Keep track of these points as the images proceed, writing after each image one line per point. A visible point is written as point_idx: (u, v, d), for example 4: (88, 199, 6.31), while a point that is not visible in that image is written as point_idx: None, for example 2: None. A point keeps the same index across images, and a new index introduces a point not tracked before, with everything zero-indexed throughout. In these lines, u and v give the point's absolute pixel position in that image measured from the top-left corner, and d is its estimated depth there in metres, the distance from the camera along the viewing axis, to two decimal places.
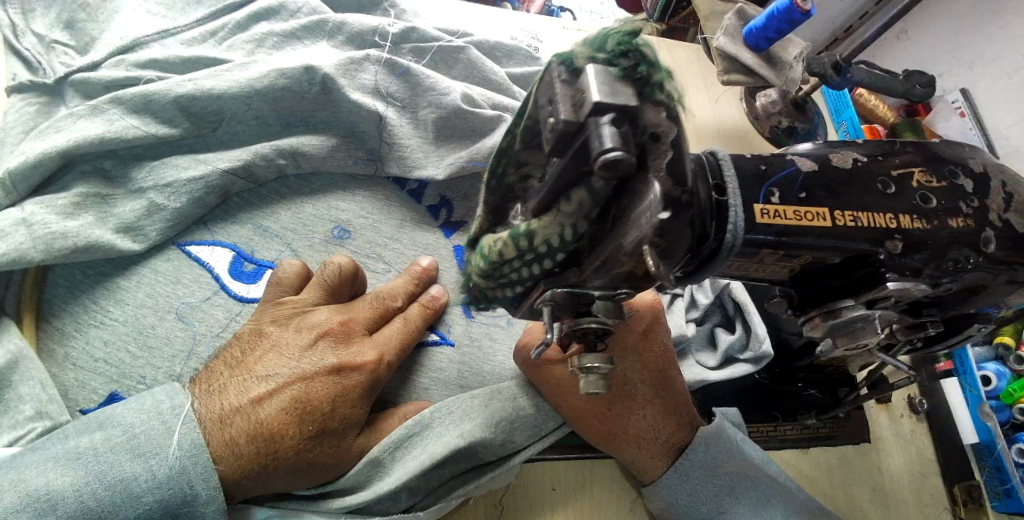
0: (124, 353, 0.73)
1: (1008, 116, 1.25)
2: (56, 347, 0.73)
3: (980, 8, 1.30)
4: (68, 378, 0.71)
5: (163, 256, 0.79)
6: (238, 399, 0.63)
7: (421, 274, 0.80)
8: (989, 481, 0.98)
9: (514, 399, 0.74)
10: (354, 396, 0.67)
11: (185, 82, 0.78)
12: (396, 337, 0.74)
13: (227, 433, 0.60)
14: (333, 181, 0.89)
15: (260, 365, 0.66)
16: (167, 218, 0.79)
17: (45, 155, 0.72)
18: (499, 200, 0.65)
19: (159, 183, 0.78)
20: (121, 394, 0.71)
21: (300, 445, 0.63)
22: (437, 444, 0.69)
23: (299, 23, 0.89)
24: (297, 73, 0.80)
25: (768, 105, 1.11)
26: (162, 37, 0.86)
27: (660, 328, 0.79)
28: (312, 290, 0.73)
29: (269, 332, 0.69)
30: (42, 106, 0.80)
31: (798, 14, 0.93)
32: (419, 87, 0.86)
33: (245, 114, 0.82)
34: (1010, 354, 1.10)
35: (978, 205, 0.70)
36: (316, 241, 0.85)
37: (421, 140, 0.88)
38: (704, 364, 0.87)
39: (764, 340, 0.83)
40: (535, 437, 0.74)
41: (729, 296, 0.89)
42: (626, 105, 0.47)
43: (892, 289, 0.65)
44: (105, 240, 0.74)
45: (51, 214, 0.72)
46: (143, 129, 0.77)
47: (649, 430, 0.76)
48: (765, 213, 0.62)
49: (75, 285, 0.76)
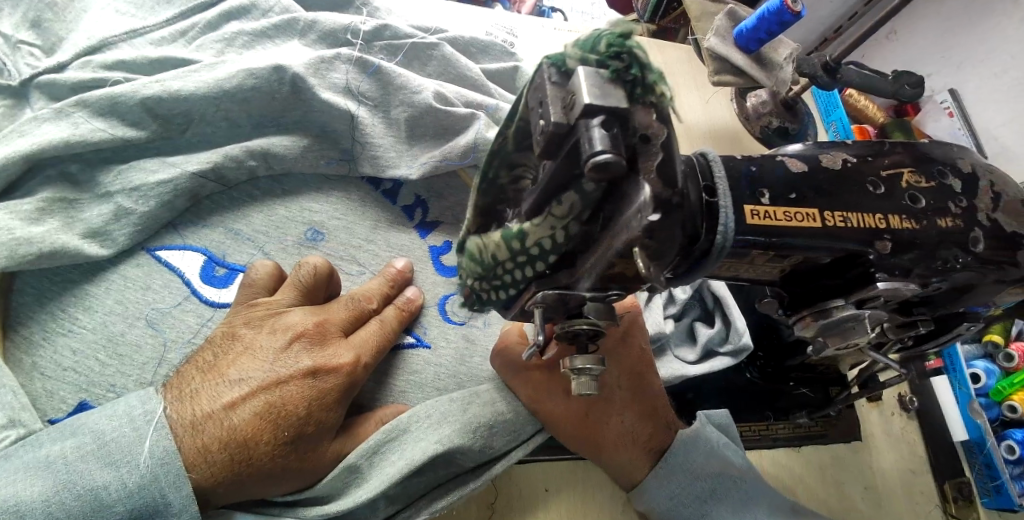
0: (93, 362, 0.72)
1: (998, 115, 1.27)
2: (24, 358, 0.72)
3: (968, 9, 1.31)
4: (36, 388, 0.70)
5: (132, 262, 0.78)
6: (210, 405, 0.61)
7: (396, 276, 0.80)
8: (979, 478, 0.99)
9: (493, 404, 0.73)
10: (330, 399, 0.66)
11: (152, 83, 0.77)
12: (372, 339, 0.73)
13: (200, 440, 0.59)
14: (306, 182, 0.88)
15: (232, 369, 0.64)
16: (135, 223, 0.77)
17: (9, 159, 0.72)
18: (489, 201, 0.65)
19: (126, 187, 0.77)
20: (90, 403, 0.70)
21: (275, 451, 0.62)
22: (414, 449, 0.68)
23: (270, 22, 0.88)
24: (267, 74, 0.80)
25: (758, 105, 1.11)
26: (131, 38, 0.84)
27: (638, 331, 0.80)
28: (288, 291, 0.71)
29: (242, 334, 0.67)
30: (7, 109, 0.79)
31: (789, 15, 0.93)
32: (391, 85, 0.86)
33: (215, 116, 0.81)
34: (999, 352, 1.12)
35: (966, 205, 0.70)
36: (289, 244, 0.84)
37: (395, 139, 0.87)
38: (684, 359, 0.86)
39: (744, 333, 0.82)
40: (514, 442, 0.73)
41: (708, 291, 0.89)
42: (616, 107, 0.47)
43: (882, 289, 0.65)
44: (72, 246, 0.73)
45: (15, 219, 0.71)
46: (110, 132, 0.76)
47: (630, 434, 0.75)
48: (756, 214, 0.62)
49: (43, 292, 0.74)
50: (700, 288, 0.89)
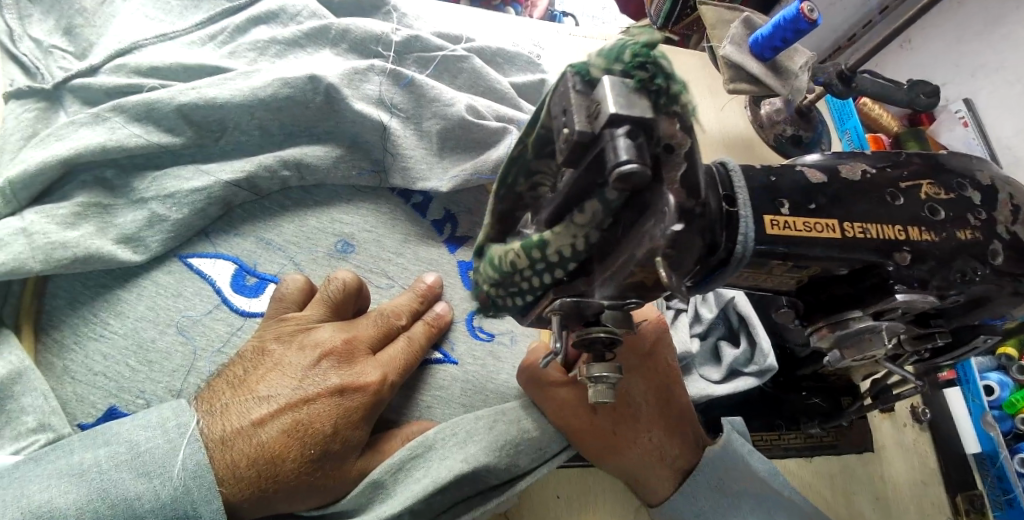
0: (123, 367, 0.72)
1: (1009, 125, 1.26)
2: (55, 361, 0.72)
3: (982, 18, 1.31)
4: (67, 392, 0.70)
5: (164, 268, 0.79)
6: (239, 420, 0.62)
7: (426, 292, 0.80)
8: (992, 491, 0.98)
9: (519, 421, 0.73)
10: (356, 418, 0.66)
11: (188, 90, 0.77)
12: (400, 358, 0.73)
13: (229, 455, 0.60)
14: (338, 194, 0.89)
15: (262, 385, 0.65)
16: (168, 230, 0.78)
17: (46, 164, 0.72)
18: (507, 207, 0.65)
19: (161, 193, 0.77)
20: (120, 409, 0.70)
21: (302, 469, 0.62)
22: (439, 467, 0.68)
23: (301, 30, 0.88)
24: (300, 83, 0.80)
25: (773, 112, 1.12)
26: (162, 42, 0.85)
27: (665, 348, 0.80)
28: (316, 307, 0.72)
29: (272, 350, 0.68)
30: (41, 112, 0.79)
31: (804, 23, 0.93)
32: (423, 98, 0.86)
33: (248, 124, 0.81)
34: (1012, 364, 1.12)
35: (985, 217, 0.70)
36: (320, 255, 0.84)
37: (426, 151, 0.87)
38: (708, 378, 0.87)
39: (768, 354, 0.82)
40: (540, 460, 0.73)
41: (734, 310, 0.88)
42: (641, 116, 0.47)
43: (900, 301, 0.65)
44: (106, 251, 0.74)
45: (51, 224, 0.71)
46: (146, 138, 0.76)
47: (657, 452, 0.74)
48: (775, 223, 0.62)
49: (75, 296, 0.75)
50: (724, 308, 0.88)
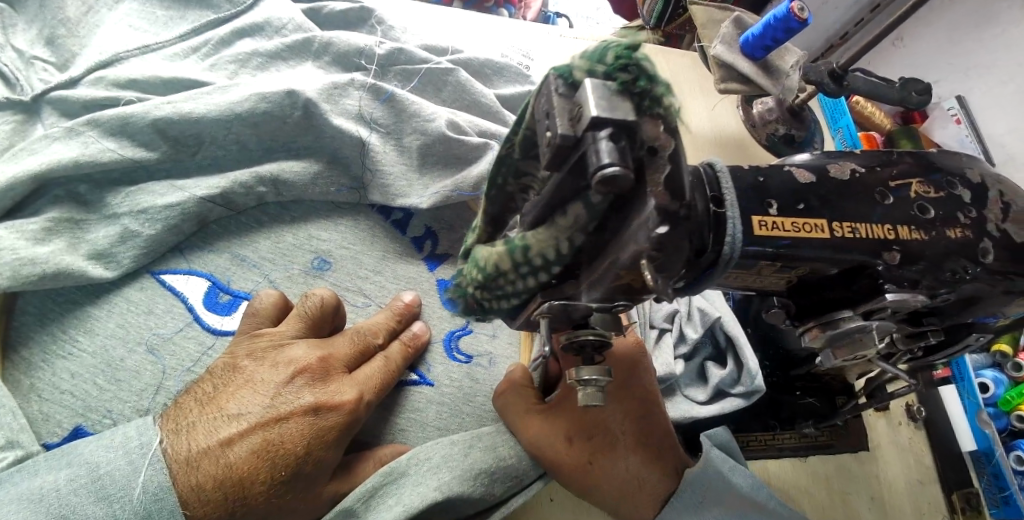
0: (91, 386, 0.72)
1: (1003, 123, 1.26)
2: (22, 379, 0.72)
3: (972, 16, 1.31)
4: (34, 410, 0.70)
5: (136, 285, 0.79)
6: (206, 440, 0.61)
7: (404, 311, 0.80)
8: (988, 489, 0.98)
9: (494, 449, 0.73)
10: (330, 437, 0.66)
11: (164, 104, 0.78)
12: (376, 376, 0.72)
13: (194, 477, 0.59)
14: (315, 209, 0.88)
15: (231, 403, 0.64)
16: (140, 246, 0.77)
17: (17, 179, 0.72)
18: (495, 211, 0.65)
19: (134, 209, 0.77)
20: (86, 429, 0.70)
21: (270, 490, 0.62)
22: (411, 494, 0.68)
23: (284, 43, 0.89)
24: (278, 98, 0.80)
25: (764, 111, 1.12)
26: (144, 53, 0.85)
27: (645, 368, 0.79)
28: (292, 323, 0.72)
29: (244, 367, 0.68)
30: (18, 124, 0.79)
31: (795, 22, 0.93)
32: (404, 113, 0.86)
33: (226, 139, 0.82)
34: (1007, 361, 1.11)
35: (976, 215, 0.70)
36: (296, 272, 0.84)
37: (406, 167, 0.87)
38: (694, 399, 0.86)
39: (756, 375, 0.80)
40: (517, 488, 0.73)
41: (721, 330, 0.87)
42: (623, 120, 0.46)
43: (891, 300, 0.64)
44: (76, 267, 0.73)
45: (20, 239, 0.71)
46: (119, 152, 0.77)
47: (636, 480, 0.73)
48: (763, 224, 0.61)
49: (44, 313, 0.75)
50: (711, 327, 0.87)
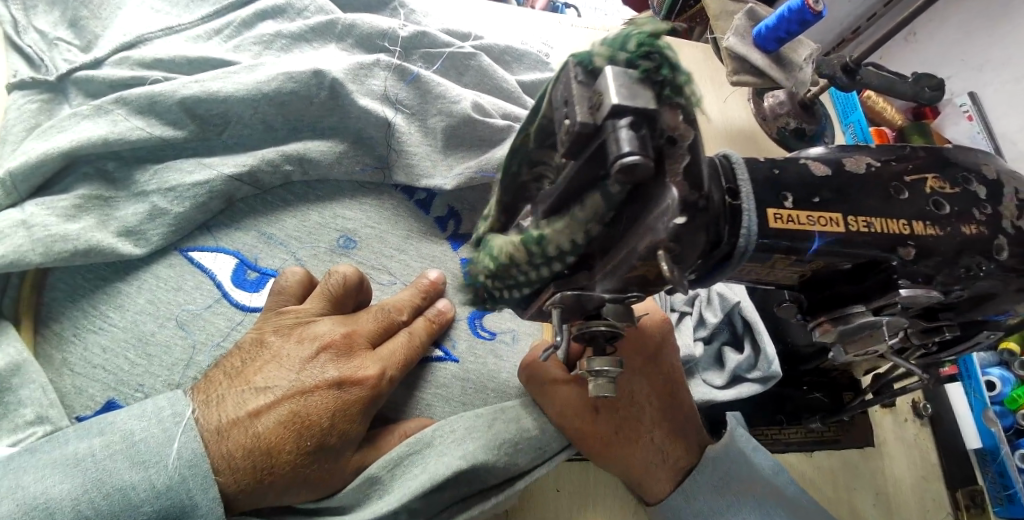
0: (123, 361, 0.72)
1: (1015, 120, 1.25)
2: (54, 354, 0.72)
3: (986, 12, 1.30)
4: (66, 384, 0.70)
5: (165, 262, 0.78)
6: (235, 411, 0.61)
7: (428, 288, 0.80)
8: (992, 487, 0.98)
9: (518, 421, 0.73)
10: (355, 411, 0.66)
11: (192, 83, 0.77)
12: (399, 352, 0.72)
13: (225, 445, 0.60)
14: (341, 189, 0.88)
15: (258, 376, 0.64)
16: (170, 223, 0.77)
17: (47, 156, 0.72)
18: (508, 199, 0.64)
19: (163, 187, 0.77)
20: (118, 402, 0.70)
21: (297, 461, 0.62)
22: (436, 463, 0.68)
23: (307, 24, 0.88)
24: (305, 78, 0.80)
25: (775, 105, 1.11)
26: (167, 35, 0.85)
27: (670, 348, 0.79)
28: (317, 300, 0.72)
29: (270, 342, 0.68)
30: (44, 104, 0.78)
31: (810, 15, 0.92)
32: (429, 94, 0.86)
33: (251, 118, 0.81)
34: (1014, 360, 1.12)
35: (991, 212, 0.69)
36: (322, 251, 0.84)
37: (430, 148, 0.87)
38: (711, 384, 0.85)
39: (773, 360, 0.80)
40: (540, 459, 0.73)
41: (738, 315, 0.86)
42: (644, 108, 0.46)
43: (904, 296, 0.65)
44: (106, 244, 0.73)
45: (51, 216, 0.71)
46: (148, 131, 0.76)
47: (657, 455, 0.75)
48: (778, 217, 0.61)
49: (75, 289, 0.75)
50: (729, 312, 0.86)
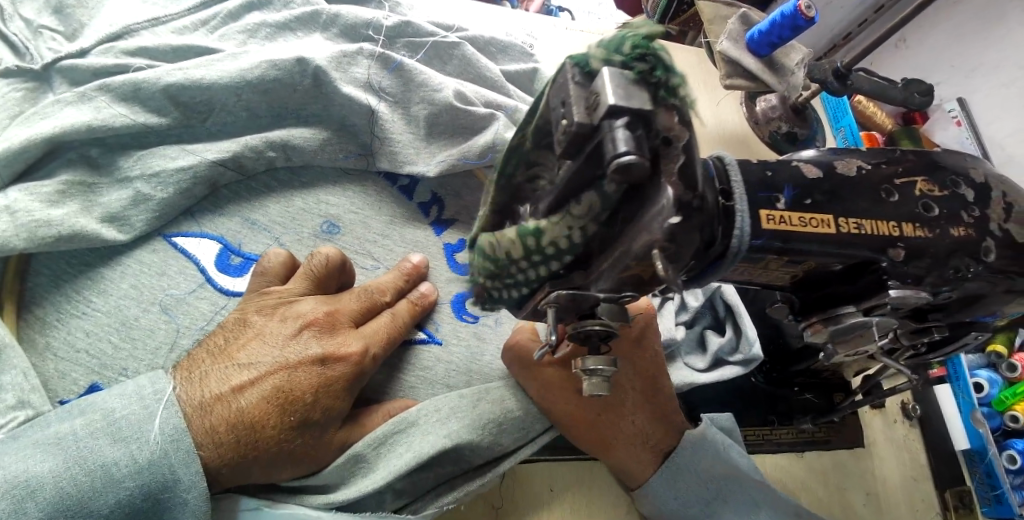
0: (106, 345, 0.72)
1: (1006, 125, 1.27)
2: (37, 338, 0.71)
3: (978, 17, 1.32)
4: (49, 369, 0.69)
5: (148, 247, 0.78)
6: (218, 387, 0.61)
7: (411, 271, 0.79)
8: (980, 487, 1.00)
9: (502, 401, 0.73)
10: (338, 387, 0.66)
11: (175, 70, 0.77)
12: (382, 331, 0.72)
13: (207, 420, 0.59)
14: (325, 175, 0.88)
15: (242, 354, 0.64)
16: (153, 209, 0.77)
17: (31, 142, 0.71)
18: (504, 199, 0.64)
19: (146, 172, 0.76)
20: (101, 386, 0.70)
21: (281, 435, 0.62)
22: (421, 442, 0.68)
23: (293, 15, 0.88)
24: (289, 65, 0.79)
25: (767, 109, 1.11)
26: (153, 26, 0.84)
27: (653, 333, 0.78)
28: (299, 280, 0.71)
29: (253, 321, 0.68)
30: (29, 92, 0.77)
31: (802, 20, 0.94)
32: (412, 82, 0.85)
33: (235, 105, 0.81)
34: (1002, 361, 1.13)
35: (979, 214, 0.70)
36: (305, 236, 0.84)
37: (413, 136, 0.87)
38: (694, 366, 0.84)
39: (754, 342, 0.81)
40: (525, 439, 0.73)
41: (720, 299, 0.88)
42: (640, 108, 0.46)
43: (895, 297, 0.65)
44: (90, 230, 0.73)
45: (35, 202, 0.70)
46: (132, 118, 0.76)
47: (639, 435, 0.75)
48: (771, 218, 0.62)
49: (58, 274, 0.74)
50: (711, 296, 0.88)
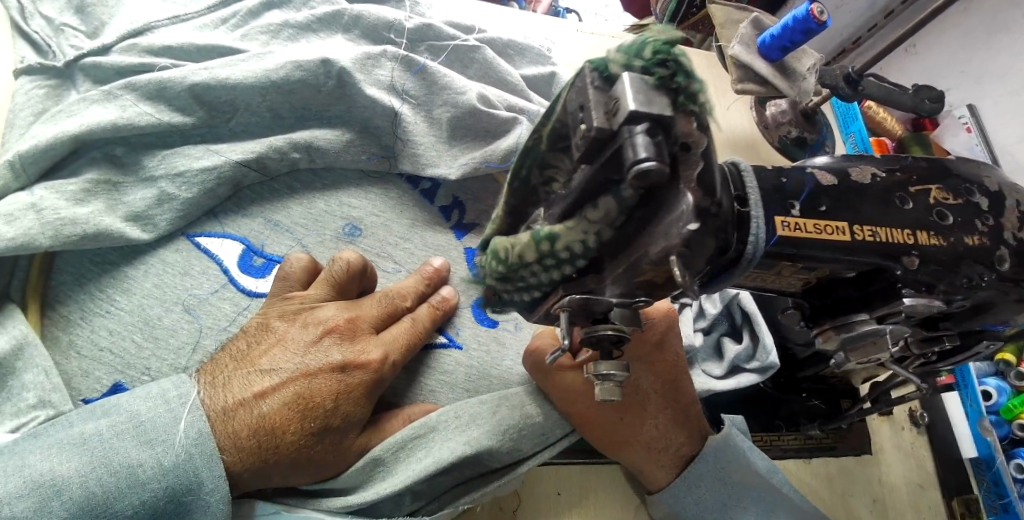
0: (129, 343, 0.72)
1: (1014, 133, 1.27)
2: (61, 335, 0.71)
3: (988, 24, 1.32)
4: (72, 367, 0.69)
5: (172, 247, 0.78)
6: (241, 392, 0.61)
7: (433, 275, 0.79)
8: (987, 497, 0.98)
9: (523, 406, 0.72)
10: (357, 395, 0.66)
11: (200, 70, 0.76)
12: (402, 338, 0.72)
13: (230, 425, 0.59)
14: (347, 177, 0.88)
15: (264, 359, 0.64)
16: (177, 209, 0.77)
17: (57, 140, 0.71)
18: (514, 202, 0.64)
19: (171, 172, 0.76)
20: (125, 385, 0.70)
21: (301, 441, 0.62)
22: (440, 448, 0.68)
23: (314, 15, 0.88)
24: (314, 66, 0.79)
25: (778, 113, 1.13)
26: (173, 24, 0.84)
27: (673, 336, 0.77)
28: (320, 286, 0.71)
29: (275, 326, 0.67)
30: (52, 89, 0.77)
31: (814, 24, 0.93)
32: (435, 85, 0.85)
33: (258, 105, 0.80)
34: (1010, 369, 1.12)
35: (993, 223, 0.70)
36: (327, 238, 0.84)
37: (435, 139, 0.87)
38: (711, 373, 0.84)
39: (771, 350, 0.81)
40: (542, 445, 0.72)
41: (738, 307, 0.87)
42: (660, 114, 0.46)
43: (908, 305, 0.65)
44: (115, 229, 0.73)
45: (61, 200, 0.70)
46: (157, 117, 0.75)
47: (661, 439, 0.75)
48: (786, 225, 0.61)
49: (82, 273, 0.74)
50: (728, 303, 0.88)
